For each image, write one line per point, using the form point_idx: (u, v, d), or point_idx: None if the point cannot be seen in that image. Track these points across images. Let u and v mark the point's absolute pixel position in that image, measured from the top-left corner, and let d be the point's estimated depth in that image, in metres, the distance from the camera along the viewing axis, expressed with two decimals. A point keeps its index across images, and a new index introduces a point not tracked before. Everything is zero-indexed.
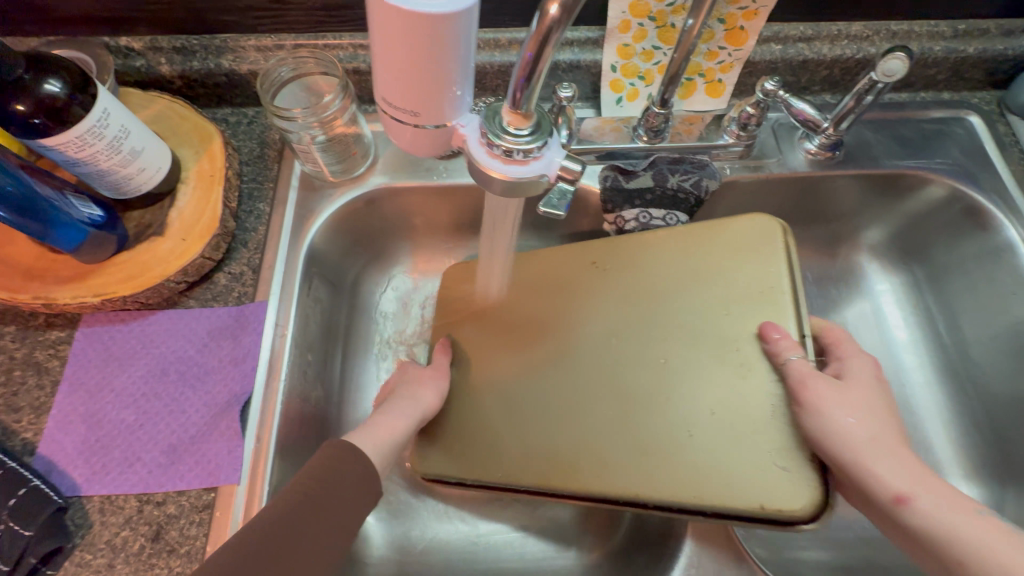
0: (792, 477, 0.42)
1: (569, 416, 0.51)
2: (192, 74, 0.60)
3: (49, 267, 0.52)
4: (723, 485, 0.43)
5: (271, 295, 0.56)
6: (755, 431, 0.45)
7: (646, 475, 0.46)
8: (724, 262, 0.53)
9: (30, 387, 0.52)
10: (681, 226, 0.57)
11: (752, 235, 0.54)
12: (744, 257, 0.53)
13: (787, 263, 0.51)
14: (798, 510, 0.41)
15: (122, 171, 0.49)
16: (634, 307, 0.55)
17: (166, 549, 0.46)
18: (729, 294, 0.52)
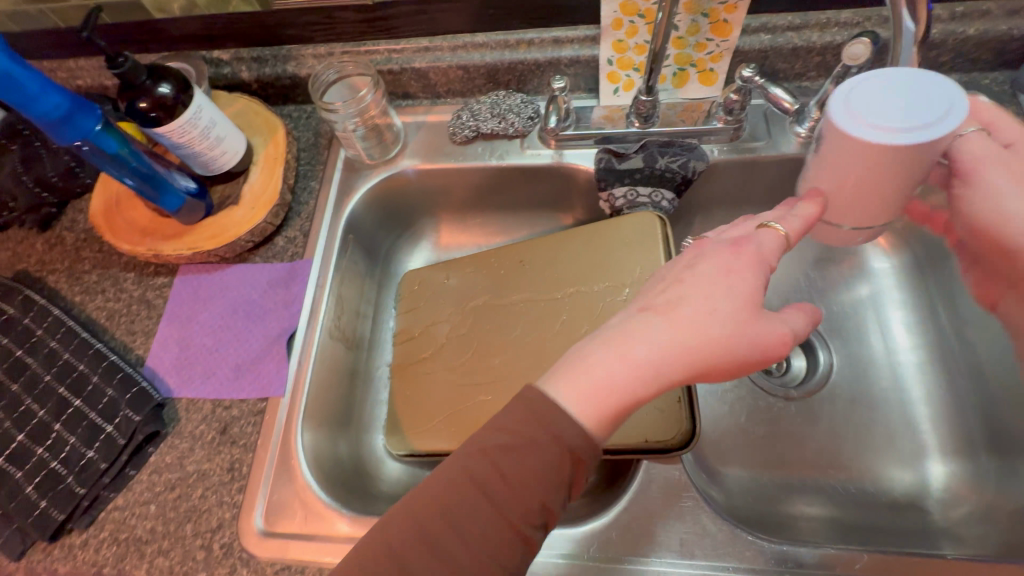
0: (666, 417, 0.52)
1: (509, 383, 0.62)
2: (265, 79, 0.75)
3: (159, 227, 0.68)
4: (618, 426, 0.54)
5: (316, 255, 0.69)
6: (647, 384, 0.55)
7: None
8: (622, 250, 0.63)
9: (142, 317, 0.69)
10: (590, 226, 0.67)
11: (642, 225, 0.64)
12: (638, 246, 0.63)
13: (663, 251, 0.61)
14: (673, 438, 0.52)
15: (210, 153, 0.64)
16: (555, 292, 0.65)
17: (230, 440, 0.60)
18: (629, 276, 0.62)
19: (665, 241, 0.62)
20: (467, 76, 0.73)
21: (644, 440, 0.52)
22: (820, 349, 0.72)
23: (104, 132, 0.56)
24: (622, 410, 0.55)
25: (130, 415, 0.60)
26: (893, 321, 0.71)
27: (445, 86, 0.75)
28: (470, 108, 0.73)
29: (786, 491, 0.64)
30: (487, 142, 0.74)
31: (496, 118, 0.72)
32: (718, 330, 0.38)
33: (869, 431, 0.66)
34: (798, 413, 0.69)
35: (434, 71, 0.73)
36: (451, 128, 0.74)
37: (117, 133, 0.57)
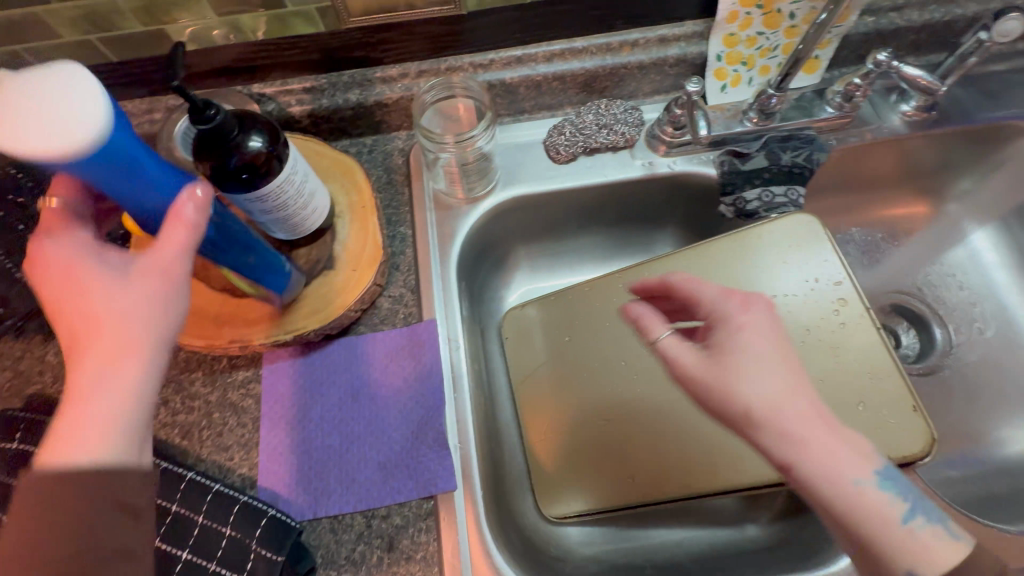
0: (902, 427, 0.50)
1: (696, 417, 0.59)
2: (322, 112, 0.63)
3: (236, 312, 0.55)
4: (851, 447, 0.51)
5: (437, 313, 0.59)
6: (868, 396, 0.52)
7: None
8: (785, 255, 0.60)
9: (232, 426, 0.55)
10: (731, 234, 0.62)
11: (798, 227, 0.61)
12: (801, 250, 0.60)
13: (831, 251, 0.59)
14: (917, 451, 0.49)
15: (301, 212, 0.52)
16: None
17: (403, 557, 0.49)
18: (803, 283, 0.58)
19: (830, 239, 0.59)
20: (561, 87, 0.65)
21: (884, 457, 0.50)
22: (934, 324, 0.73)
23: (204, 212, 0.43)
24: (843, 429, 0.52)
25: (268, 556, 0.48)
26: (997, 284, 0.74)
27: (533, 101, 0.67)
28: (570, 121, 0.66)
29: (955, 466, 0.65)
30: (590, 158, 0.67)
31: (604, 129, 0.66)
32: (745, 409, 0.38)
33: (1008, 393, 0.68)
34: (940, 387, 0.69)
35: (525, 85, 0.64)
36: (549, 146, 0.66)
37: (216, 204, 0.45)
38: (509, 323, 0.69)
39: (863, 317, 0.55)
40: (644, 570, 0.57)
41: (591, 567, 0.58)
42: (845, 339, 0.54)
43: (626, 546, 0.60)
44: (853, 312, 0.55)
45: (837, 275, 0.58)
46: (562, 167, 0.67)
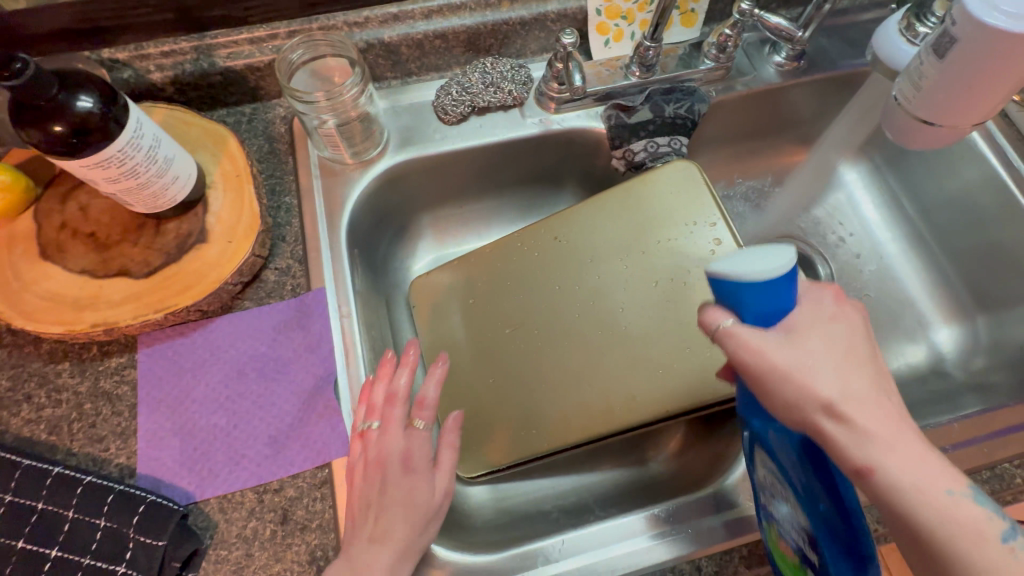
0: None
1: (593, 363, 0.60)
2: (186, 78, 0.59)
3: (98, 293, 0.51)
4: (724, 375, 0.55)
5: (326, 281, 0.57)
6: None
7: (667, 395, 0.57)
8: (668, 202, 0.62)
9: (106, 415, 0.52)
10: (618, 187, 0.64)
11: (680, 173, 0.62)
12: (684, 196, 0.61)
13: (709, 194, 0.61)
14: None
15: (160, 182, 0.48)
16: (610, 261, 0.62)
17: (298, 528, 0.48)
18: (684, 227, 0.60)
19: (707, 184, 0.62)
20: (444, 46, 0.64)
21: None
22: (819, 264, 0.78)
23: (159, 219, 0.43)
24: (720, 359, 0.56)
25: (147, 543, 0.45)
26: (870, 222, 0.80)
27: (417, 61, 0.66)
28: (457, 81, 0.65)
29: None
30: (481, 118, 0.67)
31: (491, 88, 0.65)
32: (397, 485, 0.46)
33: (880, 321, 0.74)
34: None
35: (406, 44, 0.63)
36: (438, 107, 0.65)
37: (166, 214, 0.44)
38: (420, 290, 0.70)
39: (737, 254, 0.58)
40: (552, 515, 0.58)
41: (503, 518, 0.59)
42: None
43: (537, 494, 0.62)
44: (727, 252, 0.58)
45: (715, 216, 0.60)
46: (454, 129, 0.66)
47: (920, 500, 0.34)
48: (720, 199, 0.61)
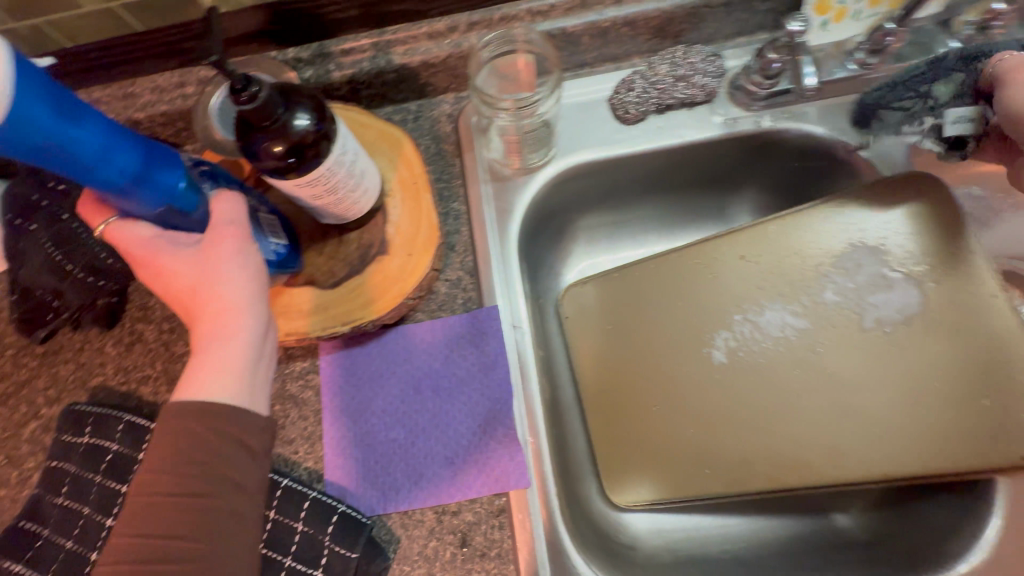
0: None
1: (788, 407, 0.52)
2: (363, 76, 0.57)
3: (288, 302, 0.52)
4: (973, 448, 0.47)
5: (499, 297, 0.54)
6: (1000, 390, 0.48)
7: (889, 455, 0.48)
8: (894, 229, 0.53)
9: (294, 419, 0.53)
10: (832, 199, 0.55)
11: (917, 195, 0.53)
12: (917, 223, 0.53)
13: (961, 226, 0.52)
14: None
15: (352, 195, 0.48)
16: (818, 287, 0.54)
17: (477, 554, 0.48)
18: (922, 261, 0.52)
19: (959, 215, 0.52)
20: (630, 33, 0.57)
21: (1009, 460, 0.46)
22: None
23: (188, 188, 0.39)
24: (969, 424, 0.48)
25: (342, 553, 0.47)
26: None
27: (596, 51, 0.59)
28: (641, 74, 0.58)
29: None
30: (663, 116, 0.59)
31: (681, 82, 0.57)
32: (243, 296, 0.42)
33: None
34: None
35: (589, 32, 0.56)
36: (616, 105, 0.59)
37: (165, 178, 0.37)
38: (569, 302, 0.62)
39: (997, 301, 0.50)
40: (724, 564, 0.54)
41: (666, 557, 0.56)
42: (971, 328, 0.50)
43: (699, 534, 0.57)
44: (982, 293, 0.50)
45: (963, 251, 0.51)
46: (631, 129, 0.59)
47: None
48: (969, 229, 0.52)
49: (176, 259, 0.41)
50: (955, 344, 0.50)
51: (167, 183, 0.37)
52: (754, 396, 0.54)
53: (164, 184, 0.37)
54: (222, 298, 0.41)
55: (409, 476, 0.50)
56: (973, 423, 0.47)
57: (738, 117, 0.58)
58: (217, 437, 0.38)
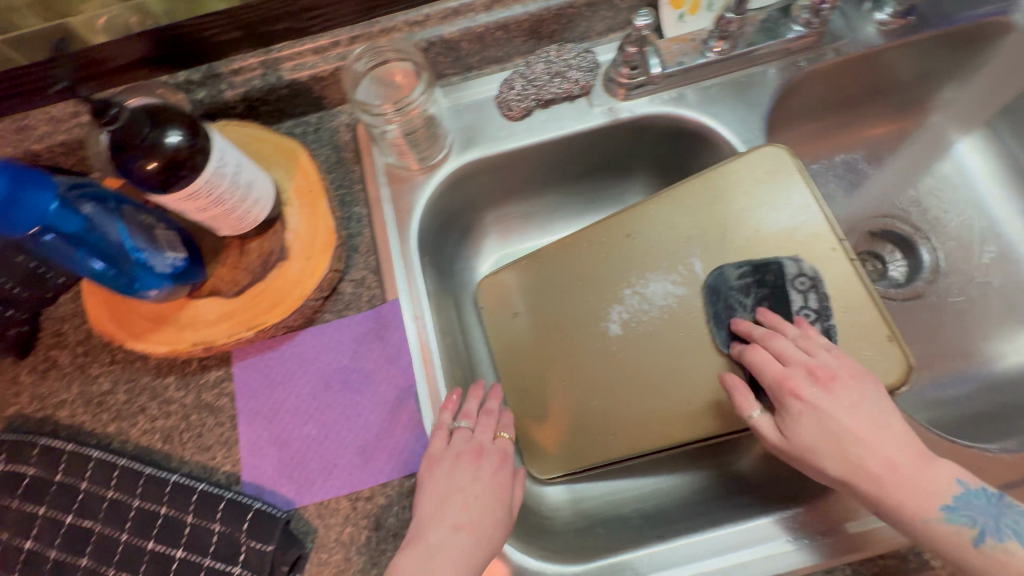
0: (880, 356, 0.50)
1: (674, 367, 0.57)
2: (256, 94, 0.60)
3: (194, 314, 0.54)
4: None
5: (400, 291, 0.58)
6: (846, 329, 0.51)
7: (759, 401, 0.53)
8: (751, 194, 0.57)
9: (211, 426, 0.55)
10: (696, 178, 0.60)
11: (767, 161, 0.58)
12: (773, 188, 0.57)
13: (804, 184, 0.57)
14: (894, 379, 0.49)
15: (242, 207, 0.50)
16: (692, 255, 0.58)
17: (391, 535, 0.50)
18: (778, 219, 0.56)
19: (802, 172, 0.57)
20: (505, 37, 0.61)
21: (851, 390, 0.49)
22: (921, 248, 0.71)
23: (66, 210, 0.41)
24: None
25: (258, 547, 0.49)
26: (984, 197, 0.71)
27: (478, 55, 0.63)
28: (519, 73, 0.62)
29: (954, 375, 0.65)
30: (546, 111, 0.63)
31: (557, 78, 0.62)
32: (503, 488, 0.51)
33: (994, 309, 0.67)
34: (925, 311, 0.68)
35: (467, 39, 0.60)
36: (501, 104, 0.63)
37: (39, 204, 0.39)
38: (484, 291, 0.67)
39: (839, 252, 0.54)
40: (633, 521, 0.58)
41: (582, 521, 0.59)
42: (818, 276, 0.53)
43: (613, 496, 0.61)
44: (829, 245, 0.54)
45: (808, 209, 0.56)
46: (517, 125, 0.63)
47: (930, 529, 0.41)
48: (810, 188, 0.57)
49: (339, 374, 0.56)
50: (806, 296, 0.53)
51: (40, 207, 0.39)
52: (646, 360, 0.58)
53: (39, 211, 0.39)
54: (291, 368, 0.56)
55: (323, 467, 0.53)
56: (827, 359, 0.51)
57: (614, 106, 0.63)
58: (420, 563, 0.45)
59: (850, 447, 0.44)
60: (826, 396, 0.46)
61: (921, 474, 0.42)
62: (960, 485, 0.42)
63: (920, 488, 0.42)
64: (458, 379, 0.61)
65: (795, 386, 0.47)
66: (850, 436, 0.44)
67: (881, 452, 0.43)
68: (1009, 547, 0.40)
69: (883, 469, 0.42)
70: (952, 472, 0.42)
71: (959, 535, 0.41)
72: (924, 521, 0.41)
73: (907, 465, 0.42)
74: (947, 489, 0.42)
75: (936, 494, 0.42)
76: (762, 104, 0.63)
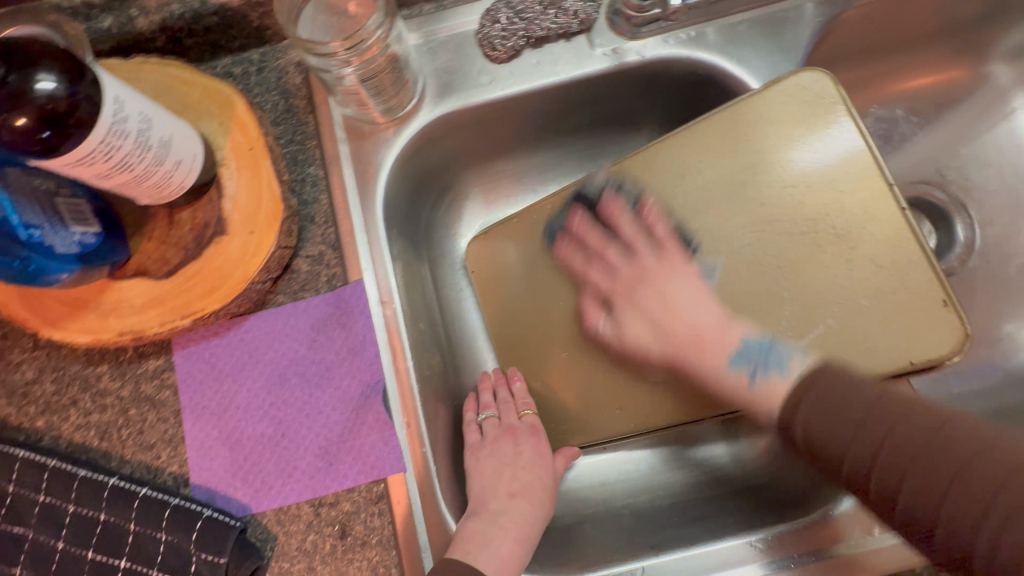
0: (928, 324, 0.44)
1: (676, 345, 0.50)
2: (177, 22, 0.48)
3: (119, 298, 0.46)
4: (865, 360, 0.45)
5: (365, 271, 0.50)
6: (892, 293, 0.45)
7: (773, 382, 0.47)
8: (785, 133, 0.49)
9: (152, 422, 0.49)
10: (718, 113, 0.50)
11: (805, 92, 0.48)
12: (810, 124, 0.48)
13: (852, 121, 0.48)
14: (944, 350, 0.43)
15: (160, 170, 0.40)
16: (710, 217, 0.50)
17: (358, 544, 0.46)
18: (818, 164, 0.48)
19: (847, 104, 0.48)
20: None
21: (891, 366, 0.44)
22: (957, 219, 0.64)
23: None
24: (864, 339, 0.45)
25: (209, 559, 0.44)
26: None
27: None
28: (506, 1, 0.51)
29: (978, 363, 0.60)
30: (538, 51, 0.52)
31: (551, 10, 0.50)
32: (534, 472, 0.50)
33: None
34: (954, 289, 0.62)
35: None
36: (483, 41, 0.52)
37: None
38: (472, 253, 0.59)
39: (891, 213, 0.46)
40: (622, 519, 0.54)
41: (568, 517, 0.56)
42: (862, 237, 0.46)
43: (604, 490, 0.58)
44: (878, 198, 0.46)
45: (856, 150, 0.47)
46: (503, 68, 0.53)
47: (698, 350, 0.48)
48: (858, 124, 0.48)
49: (302, 379, 0.48)
50: (845, 257, 0.46)
51: None
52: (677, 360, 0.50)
53: None
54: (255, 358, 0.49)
55: (283, 468, 0.47)
56: (862, 336, 0.45)
57: (620, 46, 0.52)
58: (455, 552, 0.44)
59: (677, 324, 0.49)
60: (678, 278, 0.50)
61: (710, 349, 0.47)
62: (743, 342, 0.46)
63: (719, 344, 0.47)
64: (434, 367, 0.55)
65: (622, 293, 0.52)
66: (671, 330, 0.49)
67: (700, 317, 0.48)
68: (775, 382, 0.45)
69: (707, 332, 0.48)
70: (741, 332, 0.47)
71: (740, 378, 0.46)
72: (720, 381, 0.47)
73: (705, 352, 0.47)
74: (734, 342, 0.47)
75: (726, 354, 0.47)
76: (797, 47, 0.52)
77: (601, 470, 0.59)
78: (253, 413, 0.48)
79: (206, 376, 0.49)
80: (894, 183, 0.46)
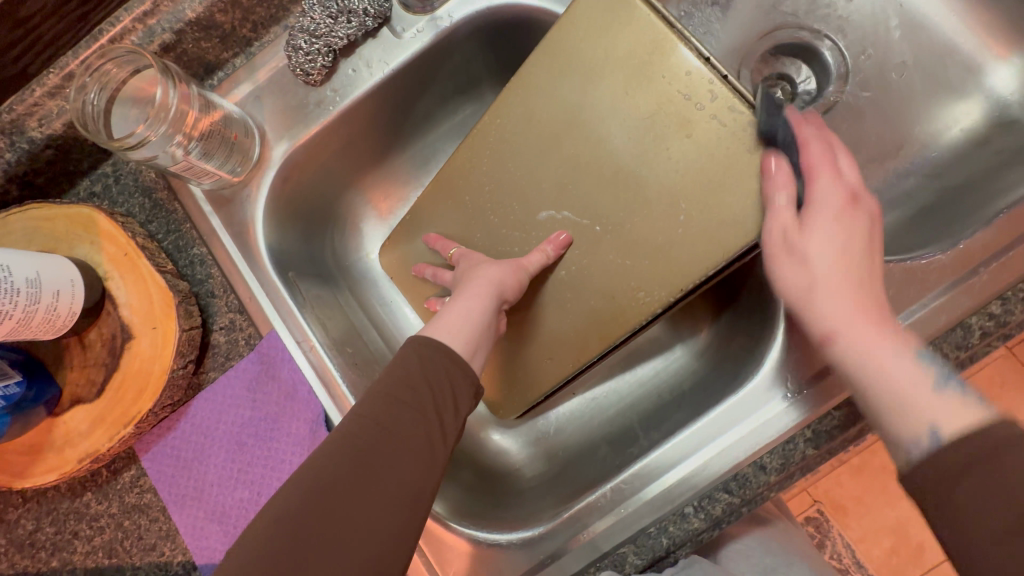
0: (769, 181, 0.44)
1: (573, 279, 0.52)
2: (18, 167, 0.51)
3: (66, 430, 0.49)
4: (731, 229, 0.45)
5: (273, 322, 0.52)
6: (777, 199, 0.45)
7: (667, 277, 0.48)
8: (599, 44, 0.48)
9: (147, 524, 0.52)
10: (532, 54, 0.51)
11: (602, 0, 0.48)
12: (616, 26, 0.48)
13: (649, 5, 0.47)
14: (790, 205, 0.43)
15: (41, 307, 0.43)
16: (563, 149, 0.51)
17: None
18: (624, 60, 0.48)
19: None
20: None
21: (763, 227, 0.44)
22: (825, 50, 0.62)
23: None
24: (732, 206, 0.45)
25: None
26: None
27: (247, 22, 0.52)
28: (299, 26, 0.51)
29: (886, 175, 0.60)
30: (351, 58, 0.54)
31: (342, 17, 0.51)
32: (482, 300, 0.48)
33: (913, 90, 0.61)
34: (845, 116, 0.61)
35: (217, 9, 0.49)
36: (296, 71, 0.53)
37: None
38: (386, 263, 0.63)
39: (713, 85, 0.45)
40: (600, 450, 0.56)
41: (554, 467, 0.58)
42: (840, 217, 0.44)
43: (581, 430, 0.60)
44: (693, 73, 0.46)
45: (660, 36, 0.46)
46: (326, 86, 0.54)
47: (885, 395, 0.39)
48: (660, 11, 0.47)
49: (257, 439, 0.51)
50: (683, 136, 0.46)
51: None
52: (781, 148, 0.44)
53: None
54: (209, 438, 0.52)
55: None
56: (732, 207, 0.45)
57: (433, 16, 0.53)
58: (387, 415, 0.39)
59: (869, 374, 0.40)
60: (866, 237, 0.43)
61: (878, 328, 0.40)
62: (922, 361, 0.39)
63: (888, 346, 0.40)
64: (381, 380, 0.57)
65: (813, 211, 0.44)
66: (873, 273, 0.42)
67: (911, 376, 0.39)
68: (946, 400, 0.37)
69: (835, 324, 0.41)
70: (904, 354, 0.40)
71: (904, 386, 0.38)
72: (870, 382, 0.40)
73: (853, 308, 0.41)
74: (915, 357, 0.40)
75: (924, 417, 0.37)
76: None
77: (573, 414, 0.61)
78: (226, 485, 0.51)
79: (173, 468, 0.52)
80: (709, 55, 0.45)
